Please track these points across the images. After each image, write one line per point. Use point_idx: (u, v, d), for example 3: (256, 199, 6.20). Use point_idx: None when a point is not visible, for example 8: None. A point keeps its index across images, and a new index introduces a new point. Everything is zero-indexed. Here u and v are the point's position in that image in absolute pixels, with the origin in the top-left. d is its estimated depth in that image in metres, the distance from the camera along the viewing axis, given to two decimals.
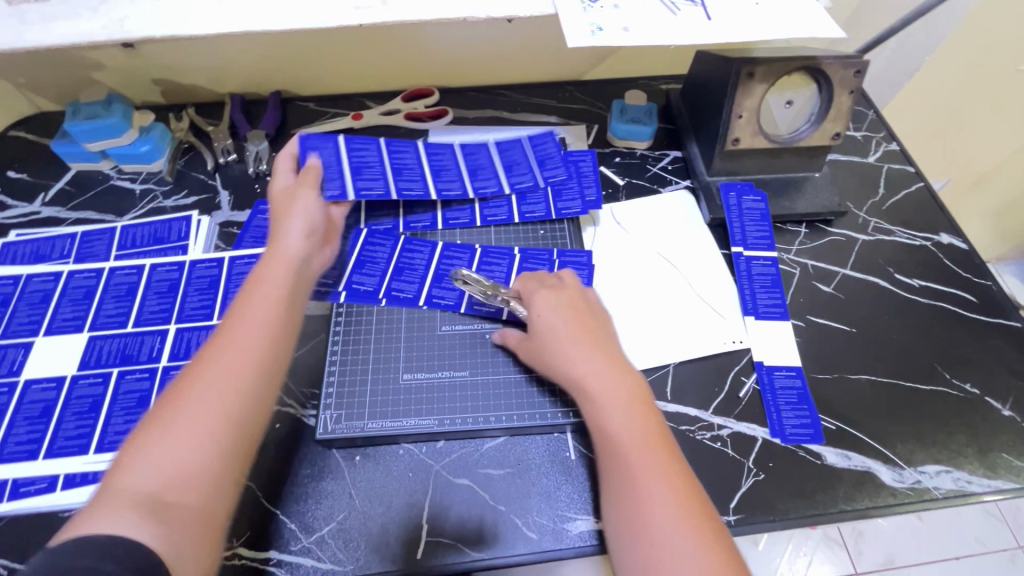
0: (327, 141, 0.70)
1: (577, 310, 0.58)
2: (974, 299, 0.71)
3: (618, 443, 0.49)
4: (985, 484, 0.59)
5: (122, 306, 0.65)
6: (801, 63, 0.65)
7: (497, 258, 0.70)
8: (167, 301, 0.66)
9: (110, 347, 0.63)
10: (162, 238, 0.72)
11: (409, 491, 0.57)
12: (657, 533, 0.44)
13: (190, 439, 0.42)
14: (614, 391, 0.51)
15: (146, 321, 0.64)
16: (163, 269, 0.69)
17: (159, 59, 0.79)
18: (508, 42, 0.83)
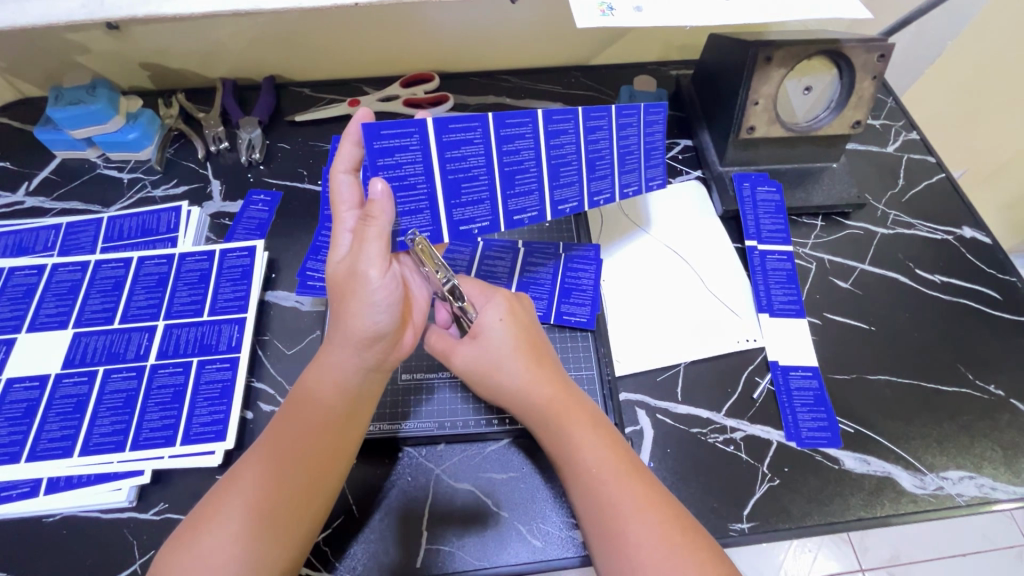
0: (411, 130, 0.48)
1: (521, 320, 0.54)
2: (998, 297, 0.68)
3: (587, 468, 0.47)
4: (1009, 490, 0.57)
5: (109, 301, 0.63)
6: (823, 47, 0.62)
7: (501, 252, 0.67)
8: (155, 296, 0.63)
9: (96, 345, 0.60)
10: (149, 230, 0.69)
11: (409, 497, 0.55)
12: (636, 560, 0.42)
13: (229, 544, 0.41)
14: (578, 417, 0.49)
15: (132, 317, 0.62)
16: (151, 262, 0.66)
17: (146, 42, 0.75)
18: (512, 25, 0.80)
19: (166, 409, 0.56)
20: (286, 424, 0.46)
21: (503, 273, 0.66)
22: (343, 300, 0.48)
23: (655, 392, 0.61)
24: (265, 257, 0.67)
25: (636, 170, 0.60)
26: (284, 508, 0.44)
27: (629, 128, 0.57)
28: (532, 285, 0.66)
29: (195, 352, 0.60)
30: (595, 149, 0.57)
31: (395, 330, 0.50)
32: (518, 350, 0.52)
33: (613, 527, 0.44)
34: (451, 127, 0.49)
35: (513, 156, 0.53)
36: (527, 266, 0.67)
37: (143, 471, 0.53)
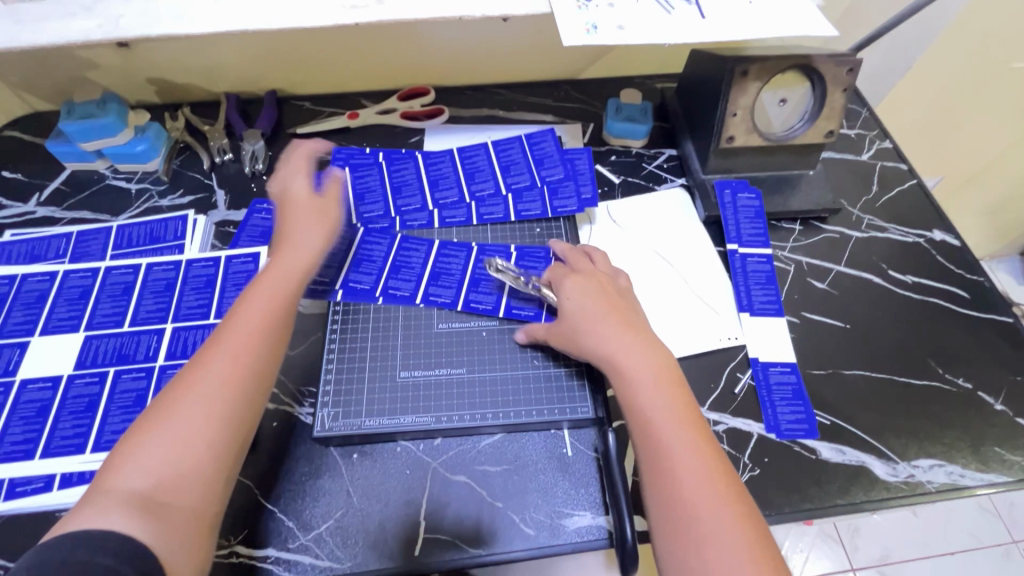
0: (332, 173, 0.75)
1: (600, 288, 0.59)
2: (966, 295, 0.72)
3: (650, 410, 0.49)
4: (977, 477, 0.60)
5: (119, 305, 0.65)
6: (794, 62, 0.66)
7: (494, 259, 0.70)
8: (164, 300, 0.66)
9: (107, 346, 0.62)
10: (157, 237, 0.71)
11: (408, 490, 0.57)
12: (692, 502, 0.43)
13: (187, 442, 0.43)
14: (651, 367, 0.51)
15: (142, 319, 0.64)
16: (160, 268, 0.68)
17: (154, 59, 0.79)
18: (505, 40, 0.84)
19: None
20: (221, 341, 0.48)
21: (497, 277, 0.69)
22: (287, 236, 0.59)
23: None
24: (268, 262, 0.70)
25: (569, 194, 0.74)
26: (238, 416, 0.46)
27: (536, 143, 0.78)
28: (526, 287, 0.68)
29: None
30: (471, 166, 0.77)
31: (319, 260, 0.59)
32: (604, 314, 0.56)
33: (665, 470, 0.45)
34: (361, 167, 0.77)
35: (400, 176, 0.76)
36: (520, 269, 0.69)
37: None
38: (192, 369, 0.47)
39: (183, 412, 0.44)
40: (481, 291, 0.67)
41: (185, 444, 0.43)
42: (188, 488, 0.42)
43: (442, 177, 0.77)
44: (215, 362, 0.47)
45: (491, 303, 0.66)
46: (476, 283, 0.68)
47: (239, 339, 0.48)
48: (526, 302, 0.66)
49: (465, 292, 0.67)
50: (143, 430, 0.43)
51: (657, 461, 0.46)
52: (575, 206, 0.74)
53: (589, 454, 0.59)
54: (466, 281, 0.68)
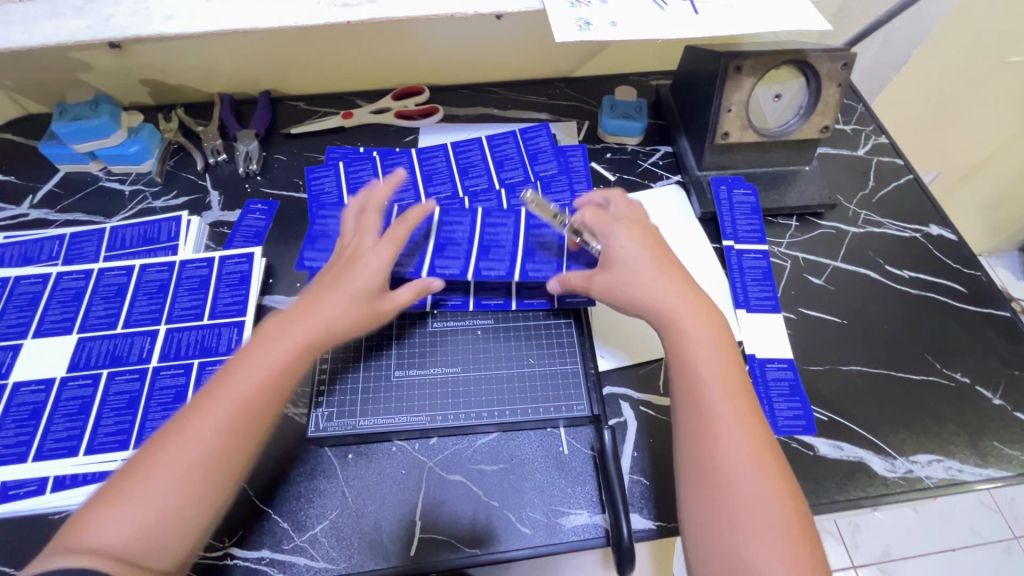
0: (328, 169, 0.76)
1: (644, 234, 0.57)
2: (963, 289, 0.72)
3: (702, 373, 0.48)
4: (976, 472, 0.59)
5: (112, 307, 0.65)
6: (788, 57, 0.65)
7: (500, 219, 0.67)
8: (157, 301, 0.65)
9: (102, 349, 0.62)
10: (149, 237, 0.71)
11: (403, 488, 0.57)
12: (731, 468, 0.44)
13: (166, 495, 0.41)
14: (707, 329, 0.50)
15: (136, 322, 0.64)
16: (153, 270, 0.68)
17: (146, 59, 0.79)
18: (499, 39, 0.83)
19: (168, 409, 0.59)
20: (228, 383, 0.45)
21: (506, 242, 0.65)
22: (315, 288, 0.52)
23: (638, 385, 0.64)
24: (262, 262, 0.69)
25: (562, 190, 0.74)
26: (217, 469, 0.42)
27: (534, 137, 0.79)
28: (539, 248, 0.65)
29: (196, 354, 0.62)
30: (465, 160, 0.77)
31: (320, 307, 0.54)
32: (657, 266, 0.54)
33: (712, 437, 0.45)
34: (356, 162, 0.77)
35: (393, 170, 0.76)
36: (530, 227, 0.66)
37: None
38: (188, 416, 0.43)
39: (174, 466, 0.41)
40: (493, 260, 0.64)
41: (168, 503, 0.40)
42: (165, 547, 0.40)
43: (435, 172, 0.77)
44: (217, 411, 0.43)
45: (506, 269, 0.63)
46: (486, 250, 0.64)
47: (253, 381, 0.45)
48: (542, 265, 0.64)
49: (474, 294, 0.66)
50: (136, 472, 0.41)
51: (702, 427, 0.46)
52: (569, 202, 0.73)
53: (585, 452, 0.59)
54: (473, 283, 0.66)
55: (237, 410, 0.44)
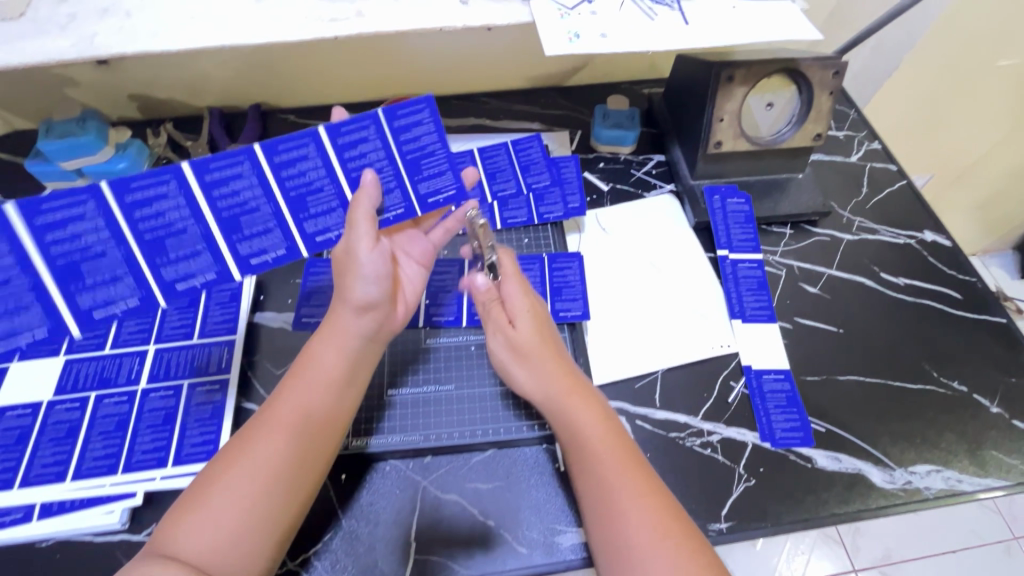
0: None
1: (543, 317, 0.59)
2: (959, 296, 0.71)
3: (595, 461, 0.50)
4: (976, 482, 0.59)
5: (92, 236, 0.50)
6: (780, 65, 0.65)
7: (358, 134, 0.54)
8: (203, 240, 0.53)
9: (92, 286, 0.52)
10: (201, 164, 0.51)
11: (399, 508, 0.56)
12: (642, 552, 0.45)
13: (235, 496, 0.44)
14: (588, 411, 0.52)
15: (129, 263, 0.52)
16: (158, 198, 0.51)
17: (134, 75, 0.78)
18: (489, 50, 0.83)
19: (158, 431, 0.58)
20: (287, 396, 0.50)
21: (384, 164, 0.55)
22: (342, 276, 0.53)
23: (635, 398, 0.63)
24: (253, 279, 0.69)
25: (555, 202, 0.74)
26: (284, 469, 0.47)
27: (526, 147, 0.77)
28: (421, 157, 0.56)
29: (186, 375, 0.61)
30: None
31: (388, 302, 0.54)
32: (538, 344, 0.56)
33: (611, 521, 0.47)
34: None
35: None
36: (400, 137, 0.55)
37: (135, 493, 0.54)
38: (252, 430, 0.48)
39: (238, 475, 0.45)
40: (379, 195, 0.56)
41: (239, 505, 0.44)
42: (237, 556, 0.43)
43: None
44: (275, 420, 0.48)
45: (401, 202, 0.57)
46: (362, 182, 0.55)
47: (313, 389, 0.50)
48: (436, 180, 0.57)
49: (466, 306, 0.67)
50: (200, 491, 0.45)
51: (604, 515, 0.48)
52: (563, 214, 0.74)
53: None
54: (465, 298, 0.67)
55: (295, 420, 0.48)
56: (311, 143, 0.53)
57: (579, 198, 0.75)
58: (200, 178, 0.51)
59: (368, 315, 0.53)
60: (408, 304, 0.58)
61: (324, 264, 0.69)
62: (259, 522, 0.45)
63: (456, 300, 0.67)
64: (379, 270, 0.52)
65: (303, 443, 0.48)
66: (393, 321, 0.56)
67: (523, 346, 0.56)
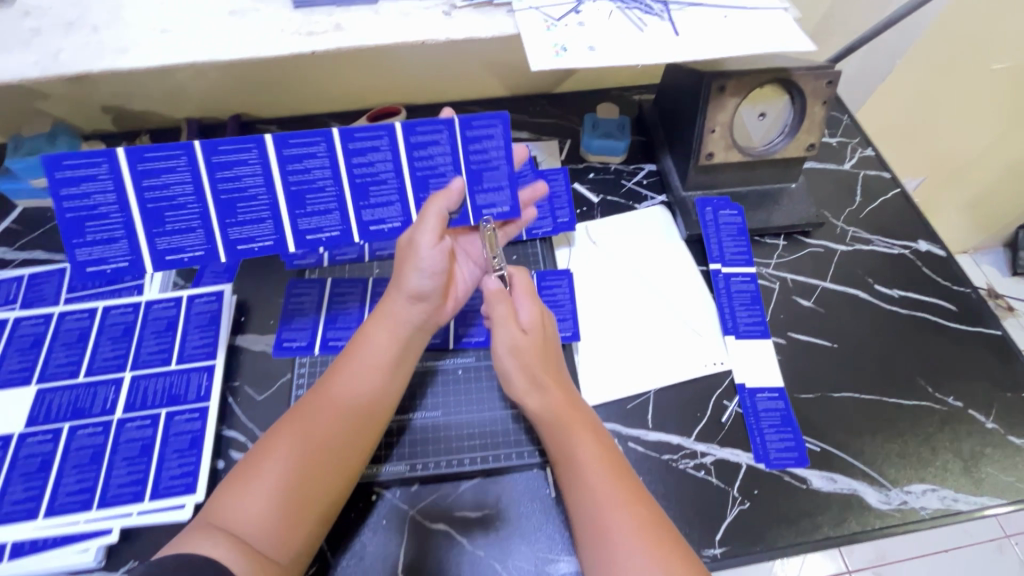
0: None
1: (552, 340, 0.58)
2: (954, 308, 0.70)
3: (583, 475, 0.50)
4: (971, 501, 0.58)
5: (101, 197, 0.49)
6: (772, 76, 0.64)
7: (431, 136, 0.52)
8: (201, 218, 0.51)
9: (91, 242, 0.50)
10: (210, 144, 0.49)
11: (385, 540, 0.54)
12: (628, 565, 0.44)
13: (290, 471, 0.46)
14: (575, 425, 0.53)
15: (128, 230, 0.50)
16: (166, 171, 0.49)
17: (107, 87, 0.75)
18: (475, 58, 0.81)
19: (134, 463, 0.56)
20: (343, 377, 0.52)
21: (447, 168, 0.54)
22: (401, 265, 0.54)
23: (627, 420, 0.62)
24: (233, 300, 0.66)
25: (544, 218, 0.73)
26: (336, 449, 0.49)
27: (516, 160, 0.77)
28: (484, 169, 0.54)
29: (163, 403, 0.59)
30: None
31: (439, 296, 0.56)
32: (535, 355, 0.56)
33: (601, 537, 0.46)
34: None
35: None
36: (469, 147, 0.53)
37: (111, 530, 0.53)
38: (309, 408, 0.50)
39: (292, 451, 0.47)
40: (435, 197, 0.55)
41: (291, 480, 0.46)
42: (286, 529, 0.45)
43: None
44: (331, 400, 0.50)
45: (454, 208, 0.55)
46: (424, 183, 0.54)
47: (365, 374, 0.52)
48: (492, 195, 0.55)
49: (453, 327, 0.66)
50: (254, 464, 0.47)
51: (593, 531, 0.47)
52: (552, 229, 0.72)
53: None
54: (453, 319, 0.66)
55: (348, 403, 0.51)
56: (385, 136, 0.52)
57: (569, 213, 0.74)
58: (278, 153, 0.51)
59: (419, 305, 0.55)
60: (456, 301, 0.60)
61: (306, 284, 0.67)
62: (309, 498, 0.47)
63: (444, 320, 0.66)
64: (438, 266, 0.53)
65: (355, 424, 0.50)
66: (441, 313, 0.58)
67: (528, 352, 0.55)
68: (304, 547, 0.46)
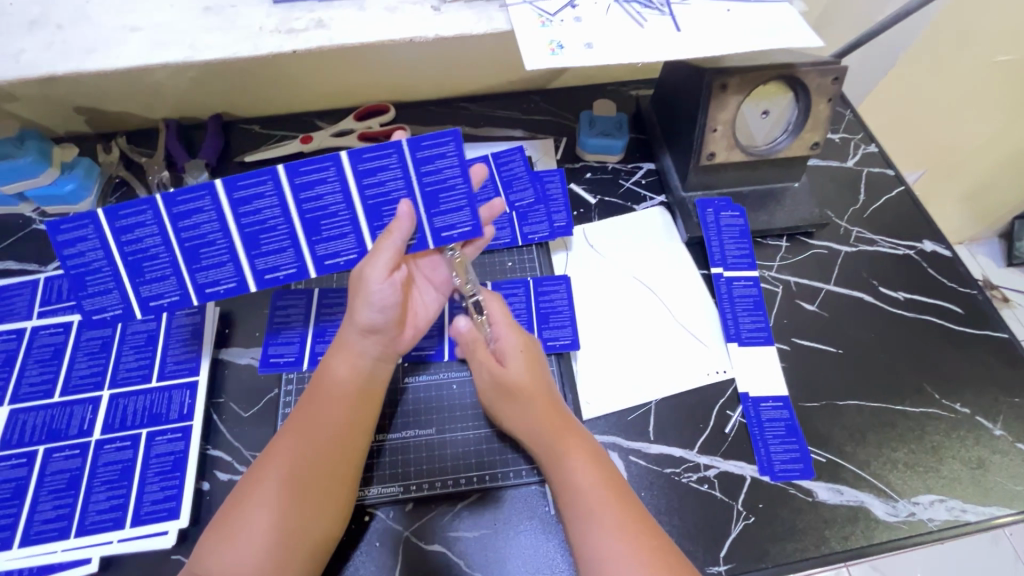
0: None
1: (540, 363, 0.57)
2: (960, 311, 0.69)
3: (582, 499, 0.48)
4: (980, 511, 0.57)
5: (92, 254, 0.51)
6: (777, 73, 0.61)
7: (379, 162, 0.50)
8: (173, 266, 0.52)
9: (92, 293, 0.52)
10: (168, 196, 0.49)
11: (380, 564, 0.52)
12: None
13: (266, 517, 0.45)
14: (574, 448, 0.51)
15: (117, 281, 0.52)
16: (138, 225, 0.50)
17: (78, 87, 0.71)
18: (467, 54, 0.77)
19: (114, 488, 0.53)
20: (310, 415, 0.51)
21: (401, 193, 0.52)
22: (352, 299, 0.54)
23: (627, 432, 0.60)
24: (216, 312, 0.63)
25: (540, 221, 0.70)
26: (311, 486, 0.48)
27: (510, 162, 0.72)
28: (441, 190, 0.52)
29: (144, 423, 0.57)
30: None
31: (395, 326, 0.55)
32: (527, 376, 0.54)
33: (605, 565, 0.45)
34: None
35: None
36: (421, 169, 0.51)
37: (90, 559, 0.50)
38: (281, 450, 0.49)
39: (264, 496, 0.46)
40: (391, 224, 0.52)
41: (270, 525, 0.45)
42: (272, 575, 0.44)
43: None
44: (299, 440, 0.49)
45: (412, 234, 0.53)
46: (377, 212, 0.52)
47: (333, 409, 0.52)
48: (451, 216, 0.53)
49: (448, 339, 0.64)
50: (231, 515, 0.46)
51: (596, 558, 0.45)
52: (548, 233, 0.70)
53: None
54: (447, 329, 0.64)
55: (318, 436, 0.50)
56: (332, 167, 0.50)
57: (566, 216, 0.71)
58: (228, 197, 0.50)
59: (373, 337, 0.54)
60: (417, 327, 0.59)
61: (293, 294, 0.64)
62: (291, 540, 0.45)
63: (438, 331, 0.64)
64: (392, 300, 0.52)
65: (327, 457, 0.49)
66: (403, 343, 0.57)
67: (513, 384, 0.54)
68: None
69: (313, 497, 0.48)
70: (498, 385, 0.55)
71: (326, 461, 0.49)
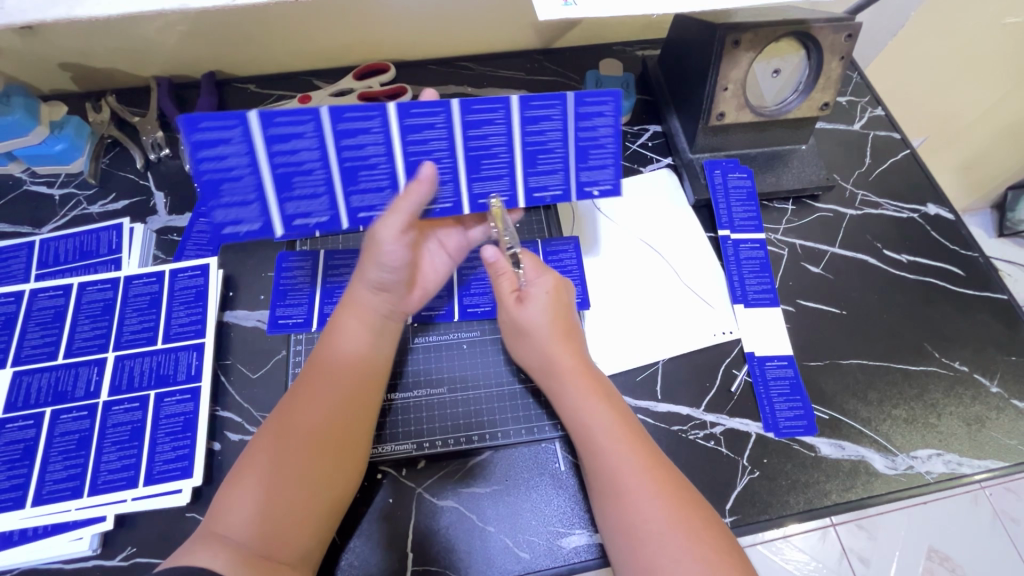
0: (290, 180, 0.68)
1: (564, 305, 0.56)
2: (962, 273, 0.70)
3: (596, 436, 0.50)
4: (974, 464, 0.59)
5: (236, 158, 0.46)
6: (791, 29, 0.59)
7: (545, 111, 0.50)
8: (327, 183, 0.49)
9: (226, 203, 0.48)
10: (338, 110, 0.46)
11: (396, 517, 0.53)
12: (652, 533, 0.44)
13: (267, 482, 0.45)
14: (588, 394, 0.51)
15: (260, 192, 0.48)
16: (295, 136, 0.46)
17: (63, 42, 0.68)
18: (469, 10, 0.75)
19: (125, 449, 0.53)
20: (316, 382, 0.51)
21: (557, 144, 0.52)
22: (365, 253, 0.54)
23: (636, 392, 0.60)
24: (219, 274, 0.62)
25: None
26: (314, 449, 0.47)
27: None
28: (591, 147, 0.53)
29: (152, 385, 0.56)
30: None
31: (404, 287, 0.56)
32: (552, 321, 0.55)
33: (619, 499, 0.46)
34: None
35: None
36: (580, 124, 0.51)
37: (105, 517, 0.50)
38: (289, 415, 0.49)
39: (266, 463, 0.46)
40: (543, 173, 0.53)
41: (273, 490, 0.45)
42: (281, 537, 0.44)
43: None
44: (307, 405, 0.49)
45: (561, 184, 0.54)
46: (532, 159, 0.52)
47: (336, 370, 0.52)
48: (597, 172, 0.54)
49: (457, 299, 0.64)
50: (236, 481, 0.46)
51: (610, 491, 0.47)
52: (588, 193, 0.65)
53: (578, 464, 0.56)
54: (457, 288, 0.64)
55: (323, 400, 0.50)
56: (443, 113, 0.48)
57: None
58: (400, 121, 0.48)
59: (383, 294, 0.55)
60: (425, 290, 0.60)
61: (297, 256, 0.64)
62: (296, 502, 0.45)
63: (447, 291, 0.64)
64: (399, 259, 0.52)
65: (333, 420, 0.49)
66: (404, 304, 0.58)
67: (529, 324, 0.55)
68: (313, 543, 0.46)
69: (327, 444, 0.48)
70: (516, 325, 0.56)
71: (333, 422, 0.49)
